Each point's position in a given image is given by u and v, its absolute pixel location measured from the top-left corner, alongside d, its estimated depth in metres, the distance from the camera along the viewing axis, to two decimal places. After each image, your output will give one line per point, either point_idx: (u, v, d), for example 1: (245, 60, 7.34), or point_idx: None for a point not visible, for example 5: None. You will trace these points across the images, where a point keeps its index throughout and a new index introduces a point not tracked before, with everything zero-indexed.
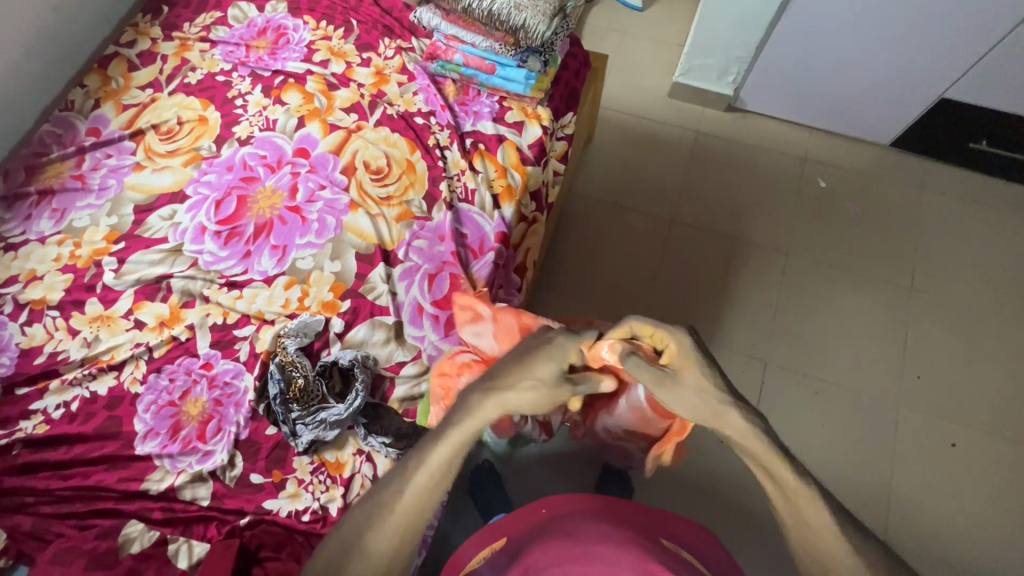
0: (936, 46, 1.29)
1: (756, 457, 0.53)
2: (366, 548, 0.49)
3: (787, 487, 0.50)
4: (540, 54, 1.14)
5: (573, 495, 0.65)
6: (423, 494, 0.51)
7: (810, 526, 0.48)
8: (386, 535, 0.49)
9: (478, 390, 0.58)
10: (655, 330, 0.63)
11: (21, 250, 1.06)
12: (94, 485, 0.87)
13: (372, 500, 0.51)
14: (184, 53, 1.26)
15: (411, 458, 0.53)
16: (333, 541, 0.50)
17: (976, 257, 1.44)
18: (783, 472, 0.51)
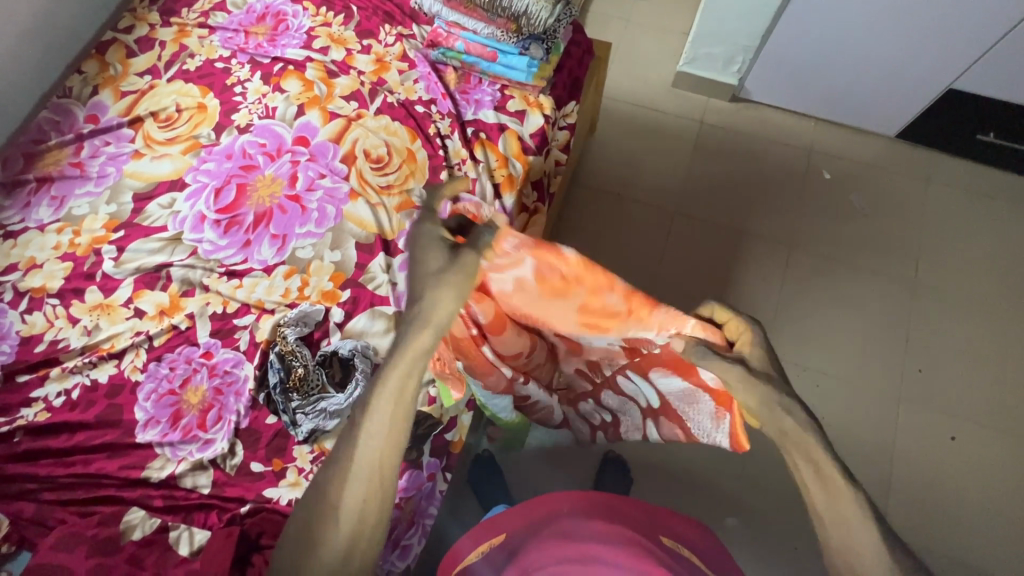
0: (945, 37, 1.27)
1: (808, 459, 0.53)
2: (336, 507, 0.49)
3: (834, 515, 0.50)
4: (542, 41, 1.11)
5: (566, 493, 0.64)
6: (379, 441, 0.52)
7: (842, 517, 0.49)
8: (356, 487, 0.50)
9: (405, 324, 0.58)
10: (729, 318, 0.60)
11: (20, 238, 1.06)
12: (95, 473, 0.87)
13: (332, 461, 0.52)
14: (182, 39, 1.25)
15: (359, 411, 0.54)
16: (306, 507, 0.50)
17: (981, 250, 1.43)
18: (835, 492, 0.50)
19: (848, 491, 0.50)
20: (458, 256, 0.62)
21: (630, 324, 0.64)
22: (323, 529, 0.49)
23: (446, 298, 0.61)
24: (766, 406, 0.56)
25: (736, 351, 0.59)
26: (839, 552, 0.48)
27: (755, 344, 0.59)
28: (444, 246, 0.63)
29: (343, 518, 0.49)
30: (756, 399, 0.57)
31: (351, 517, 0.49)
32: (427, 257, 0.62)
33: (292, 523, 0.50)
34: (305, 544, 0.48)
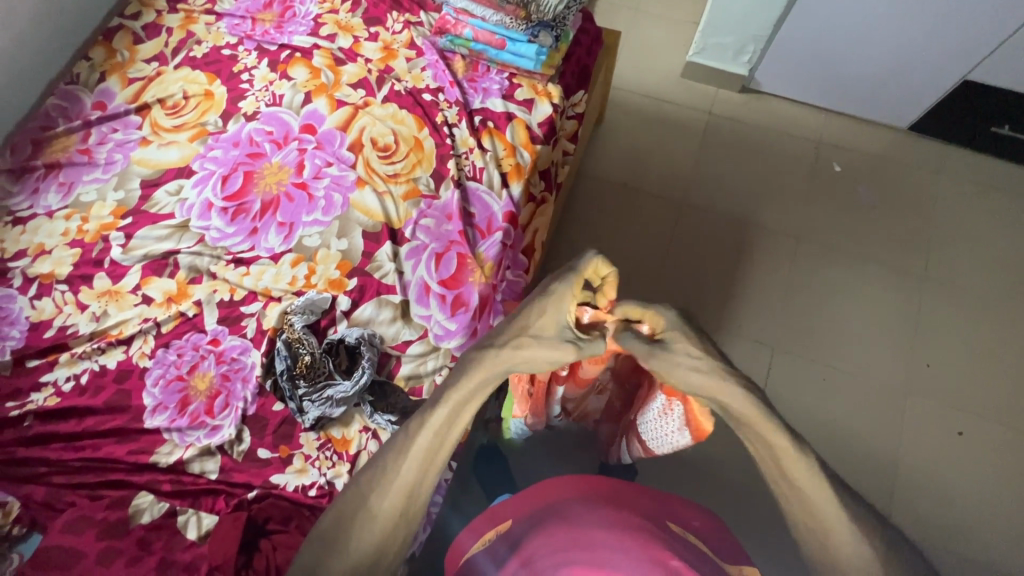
0: (960, 27, 1.25)
1: (751, 431, 0.50)
2: (371, 515, 0.48)
3: (788, 476, 0.47)
4: (551, 28, 1.11)
5: (562, 481, 0.64)
6: (426, 462, 0.51)
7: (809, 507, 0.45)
8: (394, 501, 0.48)
9: (474, 353, 0.54)
10: (643, 313, 0.57)
11: (28, 224, 1.06)
12: (104, 457, 0.88)
13: (375, 468, 0.50)
14: (189, 26, 1.24)
15: (414, 425, 0.52)
16: (338, 509, 0.48)
17: (992, 244, 1.42)
18: (783, 450, 0.47)
19: (796, 449, 0.47)
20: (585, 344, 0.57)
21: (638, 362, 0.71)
22: (356, 533, 0.47)
23: (541, 353, 0.55)
24: (710, 382, 0.53)
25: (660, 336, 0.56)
26: (816, 537, 0.45)
27: (674, 326, 0.56)
28: (561, 319, 0.57)
29: (380, 528, 0.47)
30: (686, 378, 0.54)
31: (387, 528, 0.48)
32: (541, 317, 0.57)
33: (326, 521, 0.47)
34: (331, 540, 0.46)
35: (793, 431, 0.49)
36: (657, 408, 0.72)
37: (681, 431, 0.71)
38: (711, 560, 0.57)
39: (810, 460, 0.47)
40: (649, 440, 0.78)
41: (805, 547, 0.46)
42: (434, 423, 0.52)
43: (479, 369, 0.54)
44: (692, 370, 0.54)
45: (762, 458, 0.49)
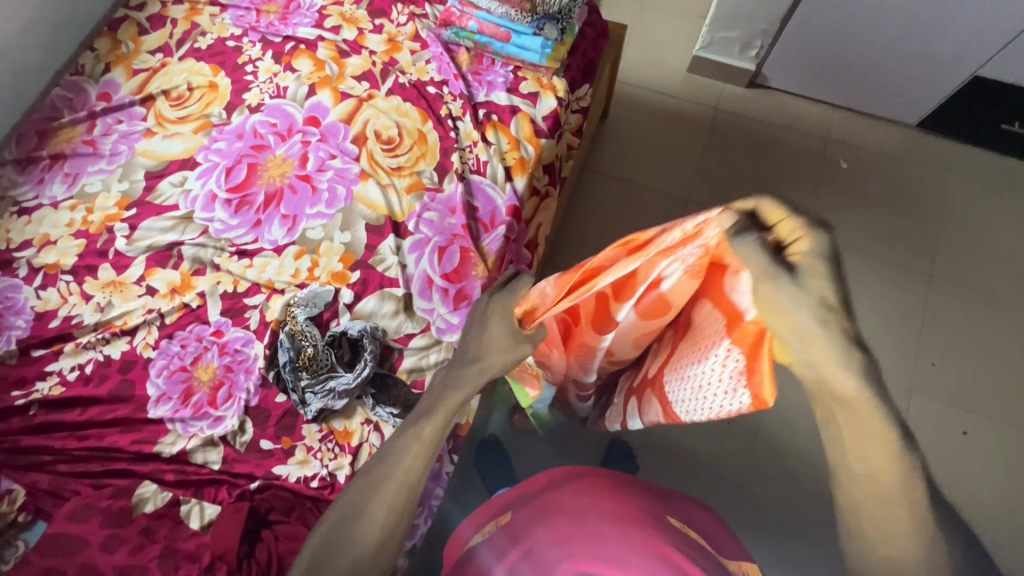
0: (972, 22, 1.24)
1: (855, 409, 0.41)
2: (366, 517, 0.50)
3: (877, 481, 0.38)
4: (557, 21, 1.11)
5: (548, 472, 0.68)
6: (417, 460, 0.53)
7: (893, 509, 0.38)
8: (386, 501, 0.50)
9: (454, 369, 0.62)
10: (784, 218, 0.46)
11: (34, 214, 1.06)
12: (108, 447, 0.88)
13: (371, 473, 0.53)
14: (194, 17, 1.24)
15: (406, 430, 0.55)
16: (338, 512, 0.51)
17: (999, 242, 1.40)
18: (885, 448, 0.39)
19: (906, 455, 0.39)
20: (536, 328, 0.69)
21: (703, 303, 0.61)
22: (350, 541, 0.49)
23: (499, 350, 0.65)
24: (825, 351, 0.43)
25: (789, 259, 0.45)
26: (878, 539, 0.38)
27: (818, 255, 0.44)
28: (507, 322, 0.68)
29: (377, 530, 0.49)
30: (801, 323, 0.45)
31: (383, 531, 0.49)
32: (492, 327, 0.67)
33: (326, 524, 0.51)
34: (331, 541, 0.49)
35: (907, 435, 0.40)
36: (716, 359, 0.58)
37: (733, 393, 0.56)
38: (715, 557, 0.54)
39: (915, 472, 0.38)
40: (679, 406, 0.64)
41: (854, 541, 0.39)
42: (423, 427, 0.55)
43: (458, 382, 0.60)
44: (812, 313, 0.44)
45: (846, 440, 0.41)
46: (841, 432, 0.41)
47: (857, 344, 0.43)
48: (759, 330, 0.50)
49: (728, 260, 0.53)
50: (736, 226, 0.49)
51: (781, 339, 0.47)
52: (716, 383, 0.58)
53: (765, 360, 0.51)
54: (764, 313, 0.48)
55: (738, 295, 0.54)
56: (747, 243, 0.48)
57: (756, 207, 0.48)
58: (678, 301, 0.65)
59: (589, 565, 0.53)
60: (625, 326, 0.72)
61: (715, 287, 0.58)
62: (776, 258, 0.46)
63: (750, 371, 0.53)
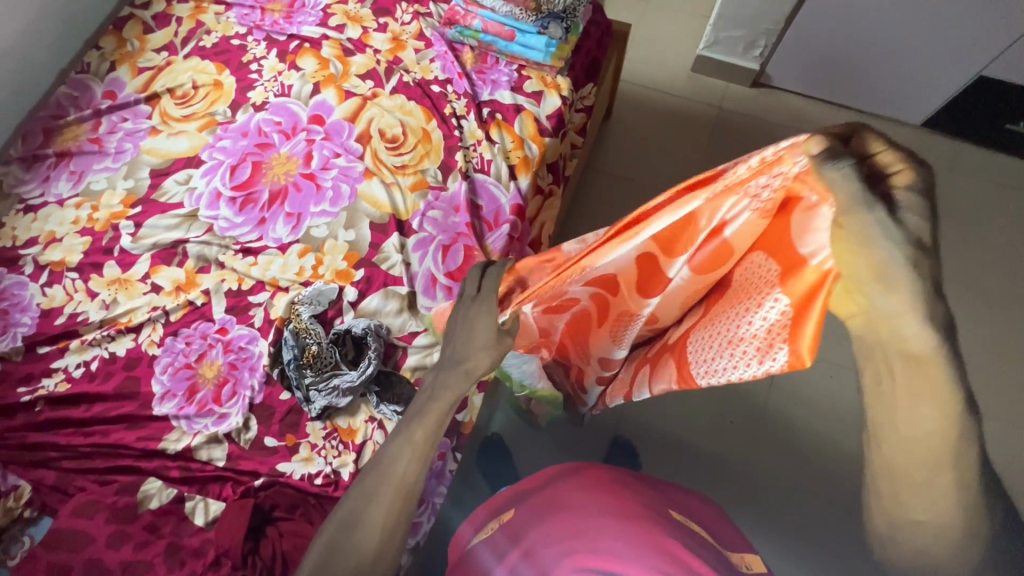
0: (977, 21, 1.24)
1: (914, 373, 0.41)
2: (366, 519, 0.57)
3: (919, 449, 0.41)
4: (561, 19, 1.11)
5: (543, 473, 0.69)
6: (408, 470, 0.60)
7: (932, 470, 0.41)
8: (383, 505, 0.58)
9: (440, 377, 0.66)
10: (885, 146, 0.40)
11: (40, 212, 1.07)
12: (113, 443, 0.89)
13: (370, 476, 0.60)
14: (199, 16, 1.25)
15: (400, 439, 0.62)
16: (343, 512, 0.58)
17: (1004, 243, 1.40)
18: (938, 414, 0.40)
19: (959, 418, 0.40)
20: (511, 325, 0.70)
21: (761, 254, 0.54)
22: (355, 540, 0.56)
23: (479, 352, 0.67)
24: (900, 301, 0.40)
25: (886, 190, 0.40)
26: (906, 495, 0.43)
27: (916, 190, 0.39)
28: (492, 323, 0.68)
29: (379, 534, 0.57)
30: (881, 264, 0.40)
31: (385, 534, 0.57)
32: (474, 329, 0.68)
33: (331, 523, 0.58)
34: (337, 541, 0.57)
35: (964, 396, 0.41)
36: (760, 313, 0.52)
37: (767, 347, 0.51)
38: (715, 546, 0.56)
39: (961, 434, 0.40)
40: (703, 366, 0.59)
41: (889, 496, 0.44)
42: (412, 439, 0.61)
43: (438, 393, 0.65)
44: (895, 262, 0.40)
45: (899, 405, 0.41)
46: (890, 396, 0.41)
47: (936, 290, 0.40)
48: (820, 277, 0.46)
49: (804, 195, 0.46)
50: (825, 152, 0.42)
51: (850, 284, 0.43)
52: (756, 338, 0.52)
53: (813, 310, 0.47)
54: (838, 256, 0.44)
55: (805, 239, 0.47)
56: (840, 172, 0.41)
57: (858, 130, 0.41)
58: (736, 253, 0.58)
59: (586, 561, 0.51)
60: (674, 285, 0.64)
61: (778, 235, 0.51)
62: (871, 189, 0.40)
63: (791, 325, 0.49)
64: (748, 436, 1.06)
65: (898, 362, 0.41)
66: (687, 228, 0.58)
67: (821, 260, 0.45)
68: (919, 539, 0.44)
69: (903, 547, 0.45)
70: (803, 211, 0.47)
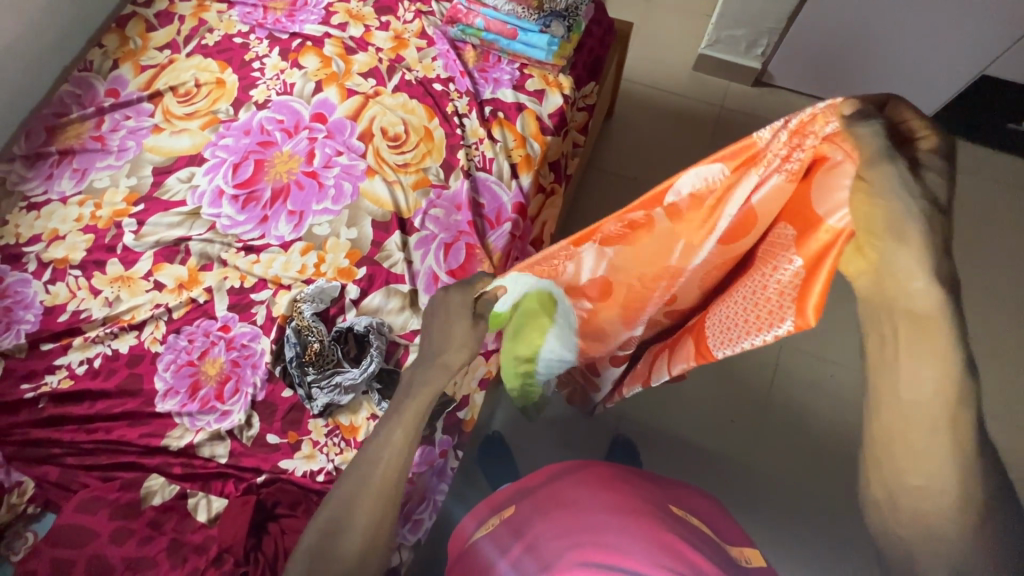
0: (979, 20, 1.24)
1: (915, 333, 0.44)
2: (351, 522, 0.57)
3: (918, 406, 0.44)
4: (563, 19, 1.11)
5: (548, 471, 0.69)
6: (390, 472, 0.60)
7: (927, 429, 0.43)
8: (368, 508, 0.58)
9: (417, 375, 0.67)
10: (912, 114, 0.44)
11: (43, 209, 1.07)
12: (116, 440, 0.89)
13: (352, 479, 0.60)
14: (201, 14, 1.25)
15: (379, 440, 0.62)
16: (328, 517, 0.58)
17: (1006, 242, 1.40)
18: (937, 374, 0.43)
19: (956, 380, 0.43)
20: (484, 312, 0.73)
21: (783, 222, 0.56)
22: (340, 547, 0.56)
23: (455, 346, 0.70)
24: (908, 256, 0.44)
25: (910, 152, 0.44)
26: (899, 456, 0.45)
27: (940, 154, 0.44)
28: (468, 313, 0.72)
29: (362, 536, 0.57)
30: (894, 219, 0.44)
31: (369, 535, 0.57)
32: (451, 327, 0.71)
33: (313, 530, 0.58)
34: (321, 550, 0.56)
35: (965, 361, 0.44)
36: (782, 275, 0.55)
37: (779, 305, 0.54)
38: (713, 541, 0.57)
39: (961, 398, 0.43)
40: (719, 334, 0.63)
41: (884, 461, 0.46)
42: (389, 439, 0.62)
43: (410, 394, 0.66)
44: (910, 214, 0.43)
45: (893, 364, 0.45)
46: (891, 359, 0.45)
47: (941, 249, 0.43)
48: (834, 237, 0.49)
49: (832, 156, 0.49)
50: (858, 114, 0.46)
51: (861, 241, 0.47)
52: (769, 298, 0.56)
53: (822, 272, 0.50)
54: (854, 211, 0.47)
55: (825, 200, 0.50)
56: (868, 130, 0.45)
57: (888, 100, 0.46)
58: (760, 223, 0.58)
59: (585, 553, 0.51)
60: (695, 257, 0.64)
61: (804, 201, 0.53)
62: (894, 149, 0.45)
63: (801, 287, 0.53)
64: (749, 435, 1.07)
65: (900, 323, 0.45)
66: (715, 198, 0.58)
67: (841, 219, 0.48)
68: (917, 507, 0.44)
69: (900, 515, 0.46)
70: (829, 177, 0.50)
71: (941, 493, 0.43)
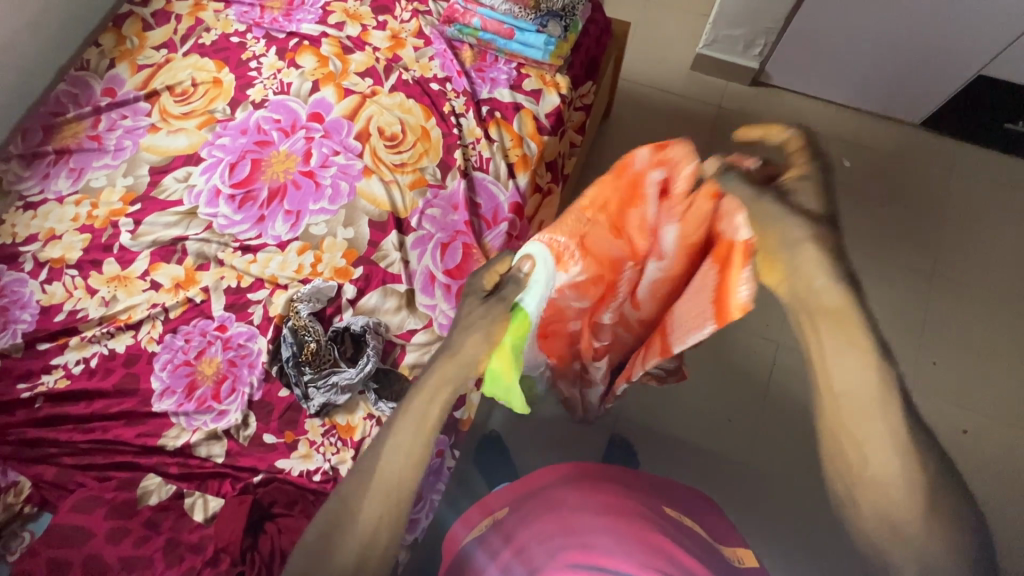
0: (975, 21, 1.24)
1: (833, 320, 0.44)
2: (355, 516, 0.55)
3: (856, 404, 0.41)
4: (560, 18, 1.11)
5: (535, 473, 0.69)
6: (397, 466, 0.56)
7: (871, 416, 0.41)
8: (374, 505, 0.55)
9: (430, 364, 0.63)
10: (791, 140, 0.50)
11: (40, 209, 1.07)
12: (113, 439, 0.89)
13: (358, 473, 0.57)
14: (198, 13, 1.25)
15: (388, 432, 0.60)
16: (333, 509, 0.57)
17: (1002, 242, 1.40)
18: (864, 365, 0.42)
19: (882, 367, 0.42)
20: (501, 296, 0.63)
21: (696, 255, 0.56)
22: (341, 541, 0.55)
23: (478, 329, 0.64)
24: (811, 251, 0.45)
25: (779, 181, 0.49)
26: (855, 450, 0.41)
27: (813, 179, 0.48)
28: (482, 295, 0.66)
29: (359, 543, 0.53)
30: (785, 225, 0.47)
31: (364, 544, 0.53)
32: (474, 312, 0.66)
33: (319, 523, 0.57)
34: (326, 543, 0.55)
35: (885, 346, 0.43)
36: (704, 286, 0.55)
37: (702, 313, 0.56)
38: (710, 546, 0.55)
39: (892, 385, 0.41)
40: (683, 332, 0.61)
41: (830, 453, 0.43)
42: (387, 447, 0.58)
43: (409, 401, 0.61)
44: (801, 220, 0.46)
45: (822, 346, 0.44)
46: (819, 359, 0.43)
47: (834, 250, 0.45)
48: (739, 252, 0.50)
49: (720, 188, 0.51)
50: (726, 164, 0.51)
51: (757, 250, 0.49)
52: (693, 304, 0.58)
53: (736, 272, 0.50)
54: (754, 226, 0.48)
55: (729, 225, 0.51)
56: (734, 176, 0.50)
57: (769, 136, 0.52)
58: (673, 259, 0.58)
59: (572, 556, 0.53)
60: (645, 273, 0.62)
61: (705, 233, 0.54)
62: (763, 180, 0.49)
63: (718, 296, 0.53)
64: None
65: (821, 308, 0.44)
66: (631, 227, 0.59)
67: (741, 239, 0.49)
68: (886, 517, 0.40)
69: (866, 512, 0.41)
70: (727, 209, 0.51)
71: (908, 495, 0.39)
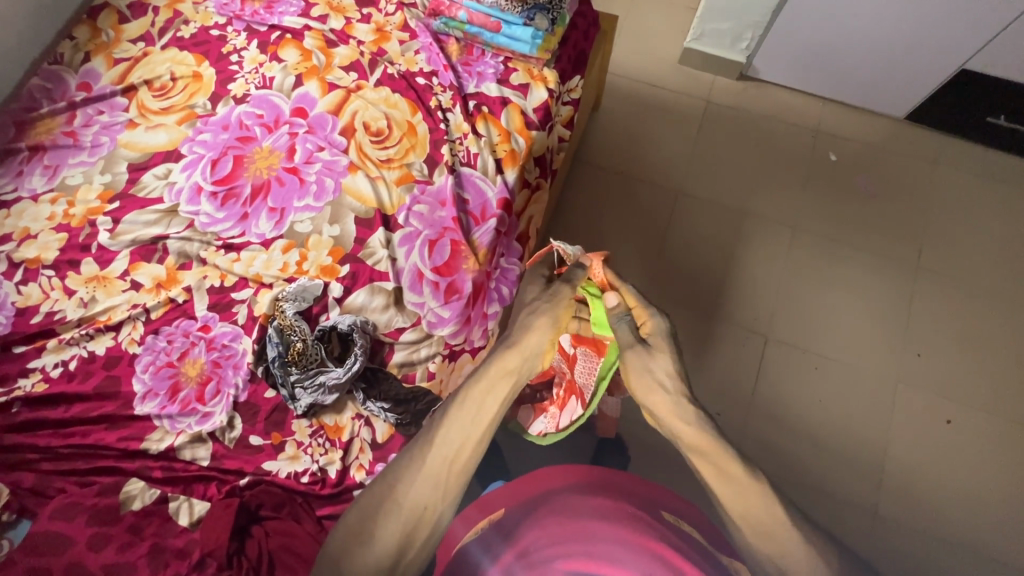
0: (960, 15, 1.24)
1: (709, 457, 0.52)
2: (399, 499, 0.48)
3: (753, 520, 0.47)
4: (547, 11, 1.09)
5: (541, 472, 0.58)
6: (445, 447, 0.50)
7: (766, 532, 0.47)
8: (423, 487, 0.48)
9: (483, 365, 0.58)
10: (639, 306, 0.69)
11: (14, 208, 1.04)
12: (94, 444, 0.87)
13: (392, 473, 0.50)
14: (176, 5, 1.21)
15: (431, 429, 0.52)
16: (366, 499, 0.49)
17: (985, 234, 1.42)
18: (743, 490, 0.49)
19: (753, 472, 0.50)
20: (556, 289, 0.70)
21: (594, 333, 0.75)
22: (379, 530, 0.47)
23: (539, 327, 0.64)
24: (665, 405, 0.59)
25: (642, 338, 0.66)
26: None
27: (660, 332, 0.66)
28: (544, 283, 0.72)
29: (403, 519, 0.47)
30: (648, 380, 0.62)
31: (410, 520, 0.47)
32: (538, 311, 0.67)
33: (354, 509, 0.49)
34: (358, 534, 0.47)
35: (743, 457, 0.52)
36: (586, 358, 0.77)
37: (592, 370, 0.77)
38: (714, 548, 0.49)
39: (773, 496, 0.49)
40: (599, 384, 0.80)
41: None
42: (455, 417, 0.53)
43: (481, 375, 0.57)
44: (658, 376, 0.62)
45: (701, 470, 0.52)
46: (707, 481, 0.51)
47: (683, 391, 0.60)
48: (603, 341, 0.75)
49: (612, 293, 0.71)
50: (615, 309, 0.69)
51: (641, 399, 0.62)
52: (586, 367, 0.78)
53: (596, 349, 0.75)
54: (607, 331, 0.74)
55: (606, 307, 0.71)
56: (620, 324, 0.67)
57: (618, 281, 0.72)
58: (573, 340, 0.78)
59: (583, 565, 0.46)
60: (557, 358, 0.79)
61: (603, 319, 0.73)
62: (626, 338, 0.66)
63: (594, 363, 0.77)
64: None
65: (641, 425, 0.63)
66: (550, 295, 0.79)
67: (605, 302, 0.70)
68: None
69: None
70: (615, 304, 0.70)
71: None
